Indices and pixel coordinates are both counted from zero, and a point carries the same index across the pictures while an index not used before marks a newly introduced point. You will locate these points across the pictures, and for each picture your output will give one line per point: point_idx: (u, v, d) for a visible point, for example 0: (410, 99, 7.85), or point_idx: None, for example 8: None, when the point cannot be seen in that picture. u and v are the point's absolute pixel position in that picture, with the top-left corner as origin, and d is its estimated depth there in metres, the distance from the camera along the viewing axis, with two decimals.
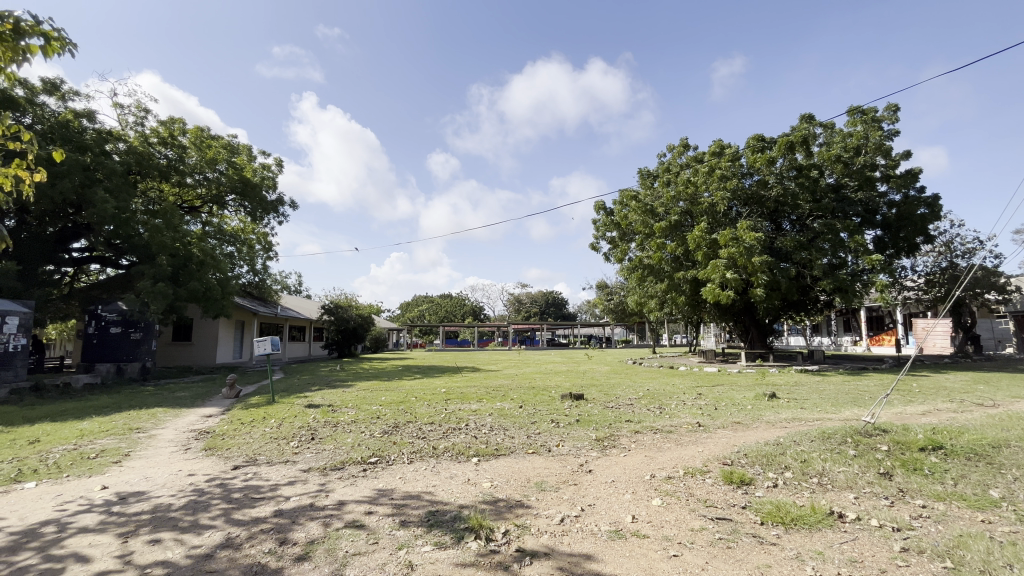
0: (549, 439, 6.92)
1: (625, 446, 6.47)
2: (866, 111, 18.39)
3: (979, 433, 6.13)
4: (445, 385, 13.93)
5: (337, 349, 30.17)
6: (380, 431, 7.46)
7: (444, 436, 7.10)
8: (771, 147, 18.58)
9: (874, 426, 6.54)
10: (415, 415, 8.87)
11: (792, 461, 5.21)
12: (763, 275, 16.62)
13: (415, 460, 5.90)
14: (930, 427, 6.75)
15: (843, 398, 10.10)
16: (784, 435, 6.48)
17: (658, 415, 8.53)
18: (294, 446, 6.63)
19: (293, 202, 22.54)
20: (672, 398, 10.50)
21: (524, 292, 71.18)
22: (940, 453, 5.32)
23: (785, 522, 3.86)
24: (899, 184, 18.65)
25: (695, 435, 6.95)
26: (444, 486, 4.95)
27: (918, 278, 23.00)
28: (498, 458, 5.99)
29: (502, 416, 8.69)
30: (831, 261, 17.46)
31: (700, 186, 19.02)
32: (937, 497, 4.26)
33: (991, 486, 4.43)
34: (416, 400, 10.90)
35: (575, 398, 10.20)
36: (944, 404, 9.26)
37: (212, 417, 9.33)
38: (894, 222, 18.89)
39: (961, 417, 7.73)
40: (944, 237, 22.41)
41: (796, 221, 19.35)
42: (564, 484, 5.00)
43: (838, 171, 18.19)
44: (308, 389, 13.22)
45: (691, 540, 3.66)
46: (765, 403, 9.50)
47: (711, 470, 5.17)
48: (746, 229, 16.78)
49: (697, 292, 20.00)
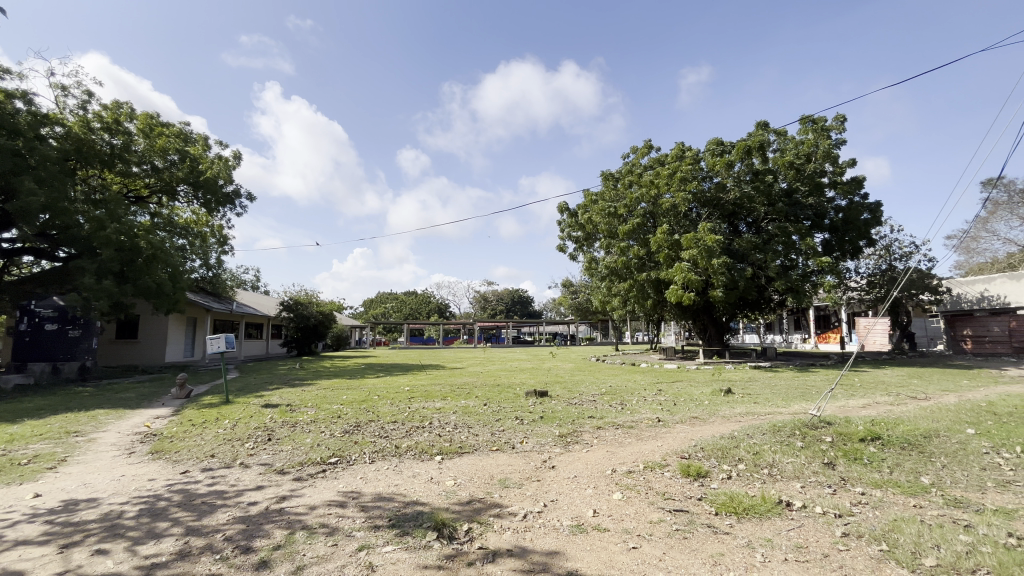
0: (513, 436, 6.95)
1: (587, 442, 6.58)
2: (816, 120, 19.39)
3: (912, 424, 6.60)
4: (410, 384, 13.76)
5: (296, 347, 29.23)
6: (341, 431, 7.28)
7: (407, 435, 7.01)
8: (729, 152, 19.34)
9: (820, 418, 6.92)
10: (377, 414, 8.70)
11: (745, 454, 5.44)
12: (722, 276, 17.25)
13: (377, 460, 5.79)
14: (869, 418, 7.23)
15: (792, 392, 10.63)
16: (737, 429, 6.76)
17: (620, 411, 8.69)
18: (250, 448, 6.37)
19: (250, 193, 21.64)
20: (633, 394, 10.79)
21: (489, 290, 70.88)
22: (878, 443, 5.67)
23: (737, 512, 4.03)
24: (845, 190, 19.72)
25: (655, 430, 7.15)
26: (406, 485, 4.89)
27: (860, 279, 24.44)
28: (461, 456, 5.96)
29: (467, 414, 8.67)
30: (784, 263, 18.31)
31: (662, 188, 19.47)
32: (875, 485, 4.54)
33: (922, 473, 4.77)
34: (379, 399, 10.70)
35: (539, 395, 10.32)
36: (883, 397, 9.89)
37: (160, 419, 8.85)
38: (840, 226, 19.93)
39: (897, 410, 8.26)
40: (884, 241, 23.98)
41: (752, 224, 20.19)
42: (527, 481, 5.04)
43: (790, 177, 19.10)
44: (265, 388, 12.78)
45: (650, 531, 3.76)
46: (721, 398, 9.87)
47: (670, 463, 5.34)
48: (706, 232, 17.34)
49: (659, 292, 20.50)
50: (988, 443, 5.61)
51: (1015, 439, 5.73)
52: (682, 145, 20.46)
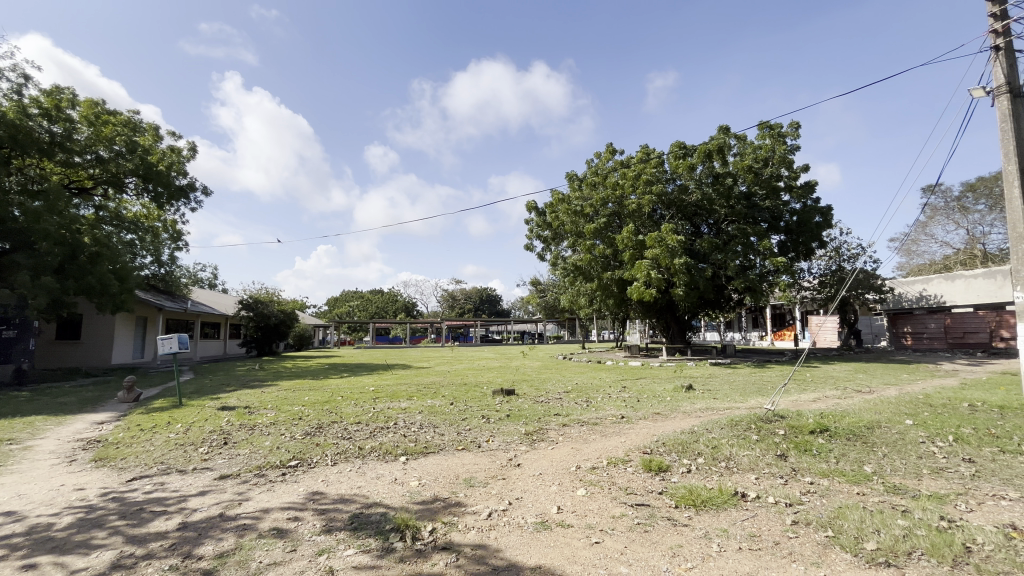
0: (479, 435, 6.94)
1: (553, 439, 6.63)
2: (773, 126, 20.20)
3: (857, 416, 6.99)
4: (374, 384, 13.51)
5: (256, 348, 28.20)
6: (302, 433, 7.08)
7: (371, 436, 6.89)
8: (692, 155, 19.92)
9: (774, 412, 7.22)
10: (340, 415, 8.51)
11: (704, 447, 5.62)
12: (683, 274, 17.75)
13: (339, 462, 5.67)
14: (819, 411, 7.61)
15: (749, 388, 11.06)
16: (697, 424, 6.98)
17: (585, 408, 8.82)
18: (203, 452, 6.11)
19: (206, 187, 20.70)
20: (598, 391, 10.97)
21: (457, 289, 70.41)
22: (826, 434, 5.97)
23: (696, 505, 4.16)
24: (800, 194, 20.64)
25: (619, 426, 7.29)
26: (370, 487, 4.80)
27: (813, 279, 25.66)
28: (426, 456, 5.91)
29: (433, 413, 8.59)
30: (743, 263, 19.00)
31: (628, 189, 19.87)
32: (823, 474, 4.78)
33: (865, 462, 5.05)
34: (343, 399, 10.48)
35: (506, 393, 10.34)
36: (831, 391, 10.43)
37: (105, 424, 8.36)
38: (794, 228, 20.80)
39: (844, 403, 8.74)
40: (834, 243, 25.28)
41: (713, 225, 20.84)
42: (492, 479, 5.05)
43: (749, 180, 19.84)
44: (222, 390, 12.28)
45: (612, 526, 3.83)
46: (683, 395, 10.16)
47: (632, 459, 5.45)
48: (669, 232, 17.81)
49: (624, 291, 20.87)
50: (924, 432, 6.01)
51: (948, 428, 6.15)
52: (647, 147, 20.90)
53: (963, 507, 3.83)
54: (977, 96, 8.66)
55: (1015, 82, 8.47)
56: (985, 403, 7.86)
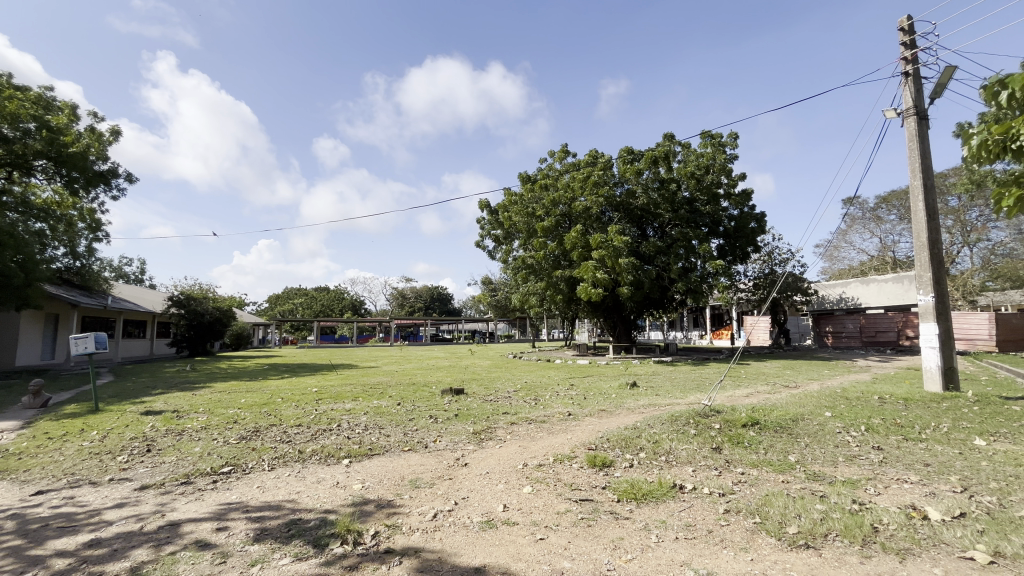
0: (426, 435, 6.83)
1: (501, 438, 6.65)
2: (714, 136, 21.28)
3: (785, 409, 7.49)
4: (318, 385, 13.00)
5: (187, 348, 26.34)
6: (236, 437, 6.70)
7: (313, 439, 6.62)
8: (638, 160, 20.66)
9: (710, 407, 7.60)
10: (280, 417, 8.11)
11: (645, 443, 5.82)
12: (629, 275, 18.35)
13: (277, 467, 5.41)
14: (751, 406, 8.08)
15: (688, 384, 11.59)
16: (640, 420, 7.22)
17: (533, 406, 8.89)
18: (122, 461, 5.64)
19: (130, 174, 19.10)
20: (547, 389, 11.10)
21: (407, 287, 69.15)
22: (756, 427, 6.36)
23: (637, 498, 4.30)
24: (737, 201, 21.85)
25: (565, 424, 7.42)
26: (310, 492, 4.60)
27: (748, 281, 27.22)
28: (371, 458, 5.76)
29: (379, 414, 8.38)
30: (685, 265, 19.88)
31: (577, 192, 20.34)
32: (753, 465, 5.08)
33: (790, 452, 5.42)
34: (282, 401, 10.00)
35: (455, 392, 10.25)
36: (763, 387, 11.11)
37: (5, 433, 7.52)
38: (732, 233, 21.96)
39: (773, 397, 9.36)
40: (767, 248, 26.99)
41: (658, 228, 21.65)
42: (439, 480, 4.98)
43: (691, 186, 20.80)
44: (146, 393, 11.40)
45: (557, 522, 3.89)
46: (627, 392, 10.48)
47: (578, 455, 5.56)
48: (615, 234, 18.38)
49: (573, 290, 21.26)
50: (841, 424, 6.53)
51: (861, 419, 6.71)
52: (596, 151, 21.44)
53: (871, 491, 4.19)
54: (890, 117, 9.51)
55: (921, 106, 9.39)
56: (892, 396, 8.66)
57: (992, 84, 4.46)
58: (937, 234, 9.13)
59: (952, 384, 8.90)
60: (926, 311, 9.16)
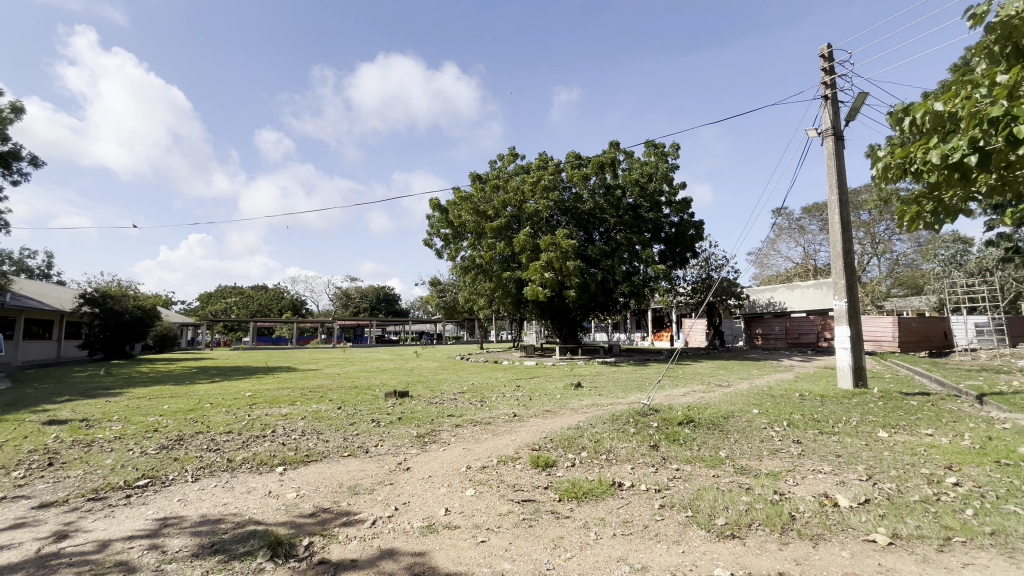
0: (368, 439, 6.63)
1: (445, 440, 6.59)
2: (657, 145, 22.19)
3: (717, 407, 7.93)
4: (252, 389, 12.26)
5: (101, 350, 23.94)
6: (156, 447, 6.19)
7: (244, 446, 6.24)
8: (586, 166, 21.24)
9: (649, 406, 7.89)
10: (207, 424, 7.58)
11: (587, 442, 5.96)
12: (576, 277, 18.73)
13: (202, 477, 5.05)
14: (687, 404, 8.47)
15: (630, 384, 12.01)
16: (583, 420, 7.36)
17: (478, 408, 8.86)
18: (17, 477, 5.05)
19: (35, 157, 17.23)
20: (493, 391, 11.11)
21: (352, 286, 66.97)
22: (691, 425, 6.67)
23: (578, 496, 4.39)
24: (678, 209, 22.88)
25: (510, 425, 7.45)
26: (238, 502, 4.34)
27: (686, 286, 28.58)
28: (307, 465, 5.51)
29: (317, 418, 8.04)
30: (628, 269, 20.55)
31: (527, 195, 20.58)
32: (686, 461, 5.32)
33: (721, 448, 5.73)
34: (211, 407, 9.36)
35: (399, 395, 10.01)
36: (698, 386, 11.69)
37: None
38: (672, 239, 22.90)
39: (707, 396, 9.86)
40: (704, 254, 28.53)
41: (603, 233, 22.25)
42: (379, 485, 4.84)
43: (635, 193, 21.62)
44: (49, 401, 10.27)
45: (499, 523, 3.89)
46: (572, 392, 10.69)
47: (521, 456, 5.59)
48: (563, 236, 18.78)
49: (521, 291, 21.40)
50: (766, 420, 6.99)
51: (784, 415, 7.21)
52: (545, 155, 21.80)
53: (791, 482, 4.51)
54: (812, 136, 10.31)
55: (838, 127, 10.25)
56: (811, 393, 9.39)
57: (897, 111, 4.91)
58: (851, 245, 9.99)
59: (861, 381, 9.77)
60: (840, 315, 10.00)
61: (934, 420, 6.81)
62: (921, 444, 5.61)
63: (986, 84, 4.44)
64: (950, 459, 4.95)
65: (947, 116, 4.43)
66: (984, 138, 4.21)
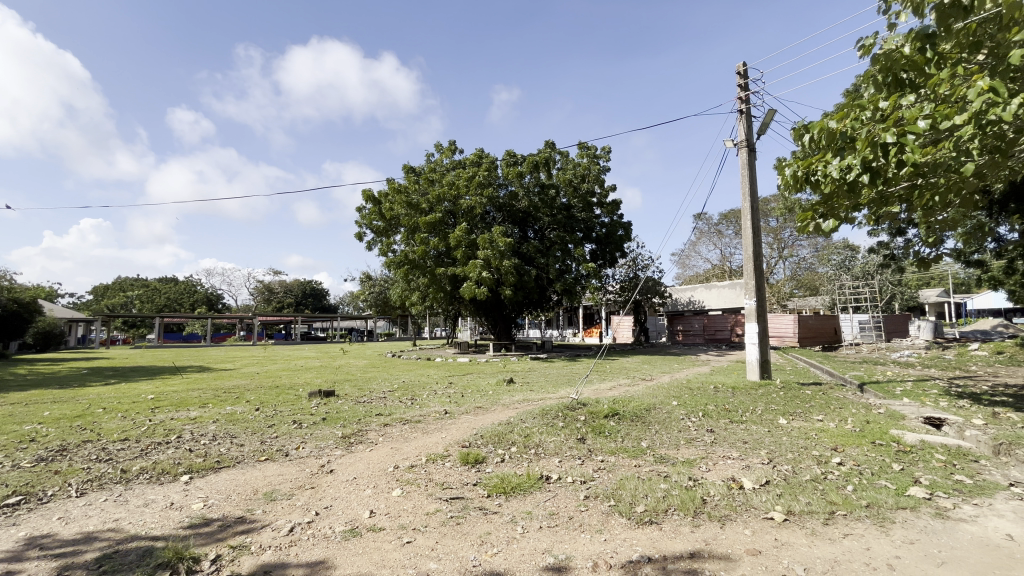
0: (288, 442, 6.25)
1: (372, 440, 6.38)
2: (590, 148, 22.87)
3: (640, 400, 8.35)
4: (155, 391, 11.17)
5: None
6: (32, 459, 5.43)
7: (143, 455, 5.65)
8: (520, 164, 21.49)
9: (578, 401, 8.13)
10: (98, 432, 6.78)
11: (517, 437, 6.03)
12: (511, 275, 18.86)
13: (91, 491, 4.52)
14: (613, 398, 8.83)
15: (560, 379, 12.32)
16: (513, 415, 7.43)
17: (409, 406, 8.70)
18: None
19: None
20: (424, 388, 10.93)
21: (276, 280, 62.90)
22: (616, 417, 6.96)
23: (506, 492, 4.42)
24: (609, 210, 23.75)
25: (441, 422, 7.36)
26: (132, 517, 3.91)
27: (615, 284, 29.83)
28: (218, 472, 5.09)
29: (232, 421, 7.46)
30: (561, 267, 21.05)
31: (462, 190, 20.44)
32: (611, 452, 5.54)
33: (643, 439, 6.03)
34: (104, 412, 8.37)
35: (324, 395, 9.56)
36: (624, 380, 12.23)
37: None
38: (603, 239, 23.72)
39: (632, 390, 10.34)
40: (632, 254, 29.94)
41: (538, 231, 22.63)
42: (299, 490, 4.59)
43: (569, 193, 22.20)
44: None
45: (425, 523, 3.82)
46: (504, 388, 10.77)
47: (450, 454, 5.54)
48: (499, 234, 18.92)
49: (455, 288, 21.20)
50: (683, 411, 7.46)
51: (699, 407, 7.73)
52: (481, 150, 21.76)
53: (703, 468, 4.84)
54: (728, 146, 11.10)
55: (751, 140, 11.11)
56: (724, 385, 10.16)
57: (799, 127, 5.44)
58: (760, 249, 10.89)
59: (766, 374, 10.71)
60: (749, 314, 10.87)
61: (824, 407, 7.64)
62: (813, 429, 6.25)
63: (872, 108, 5.03)
64: (836, 441, 5.56)
65: (839, 134, 4.97)
66: (871, 158, 4.72)
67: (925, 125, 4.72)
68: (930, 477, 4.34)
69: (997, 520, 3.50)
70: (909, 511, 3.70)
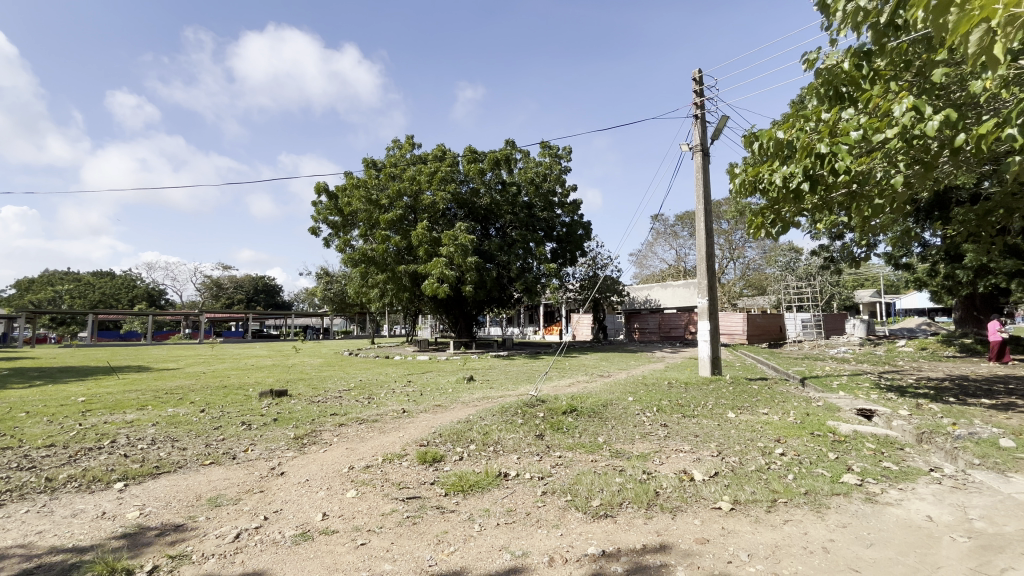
0: (234, 445, 5.96)
1: (326, 441, 6.18)
2: (552, 147, 23.09)
3: (597, 396, 8.50)
4: (87, 393, 10.39)
5: None
6: None
7: (71, 462, 5.24)
8: (482, 161, 21.42)
9: (536, 397, 8.20)
10: (20, 438, 6.23)
11: (476, 435, 6.01)
12: (473, 273, 18.77)
13: (10, 502, 4.14)
14: (571, 395, 8.95)
15: (519, 377, 12.37)
16: (473, 413, 7.40)
17: (366, 405, 8.49)
18: None
19: None
20: (381, 387, 10.72)
21: (225, 276, 59.88)
22: (574, 414, 7.06)
23: (464, 489, 4.39)
24: (569, 210, 24.07)
25: (399, 421, 7.24)
26: (58, 529, 3.62)
27: (575, 283, 30.28)
28: (157, 478, 4.79)
29: (174, 424, 7.04)
30: (523, 265, 21.14)
31: (423, 185, 20.15)
32: (568, 448, 5.62)
33: (599, 434, 6.14)
34: (27, 416, 7.70)
35: (275, 395, 9.19)
36: (583, 377, 12.42)
37: None
38: (564, 239, 24.01)
39: (590, 386, 10.52)
40: (592, 253, 30.47)
41: (499, 229, 22.62)
42: (247, 494, 4.39)
43: (530, 191, 22.32)
44: None
45: (380, 524, 3.75)
46: (463, 386, 10.71)
47: (408, 453, 5.45)
48: (462, 231, 18.80)
49: (415, 285, 20.88)
50: (639, 406, 7.66)
51: (654, 402, 7.96)
52: (443, 146, 21.53)
53: (657, 462, 4.99)
54: (684, 150, 11.47)
55: (705, 144, 11.53)
56: (677, 381, 10.50)
57: (749, 135, 5.67)
58: (712, 250, 11.32)
59: (717, 370, 11.17)
60: (702, 312, 11.28)
61: (769, 400, 8.04)
62: (758, 421, 6.57)
63: (815, 118, 5.31)
64: (779, 433, 5.87)
65: (786, 143, 5.24)
66: (813, 166, 4.99)
67: (861, 136, 5.04)
68: (862, 464, 4.66)
69: (919, 502, 3.79)
70: (842, 497, 3.95)
